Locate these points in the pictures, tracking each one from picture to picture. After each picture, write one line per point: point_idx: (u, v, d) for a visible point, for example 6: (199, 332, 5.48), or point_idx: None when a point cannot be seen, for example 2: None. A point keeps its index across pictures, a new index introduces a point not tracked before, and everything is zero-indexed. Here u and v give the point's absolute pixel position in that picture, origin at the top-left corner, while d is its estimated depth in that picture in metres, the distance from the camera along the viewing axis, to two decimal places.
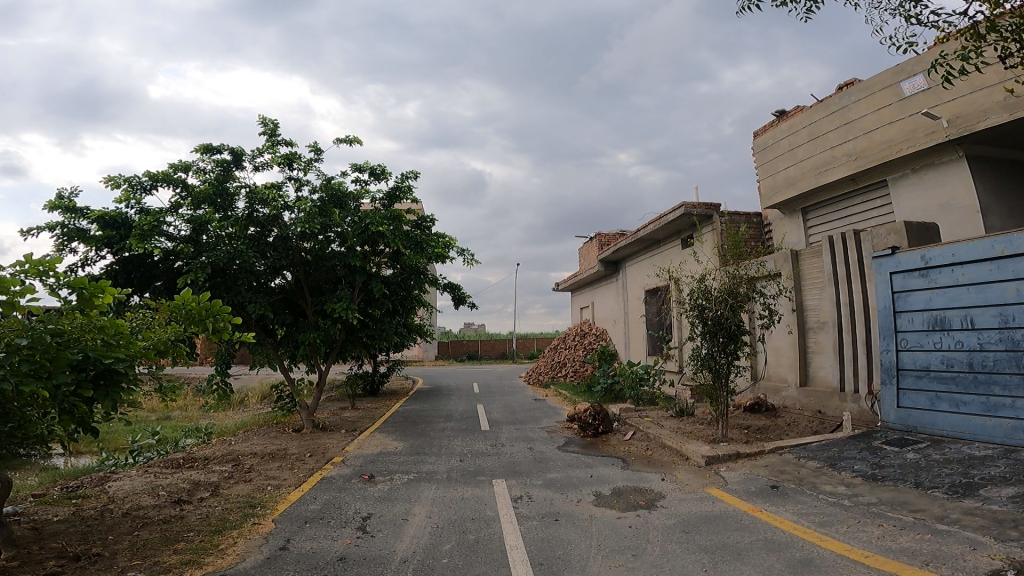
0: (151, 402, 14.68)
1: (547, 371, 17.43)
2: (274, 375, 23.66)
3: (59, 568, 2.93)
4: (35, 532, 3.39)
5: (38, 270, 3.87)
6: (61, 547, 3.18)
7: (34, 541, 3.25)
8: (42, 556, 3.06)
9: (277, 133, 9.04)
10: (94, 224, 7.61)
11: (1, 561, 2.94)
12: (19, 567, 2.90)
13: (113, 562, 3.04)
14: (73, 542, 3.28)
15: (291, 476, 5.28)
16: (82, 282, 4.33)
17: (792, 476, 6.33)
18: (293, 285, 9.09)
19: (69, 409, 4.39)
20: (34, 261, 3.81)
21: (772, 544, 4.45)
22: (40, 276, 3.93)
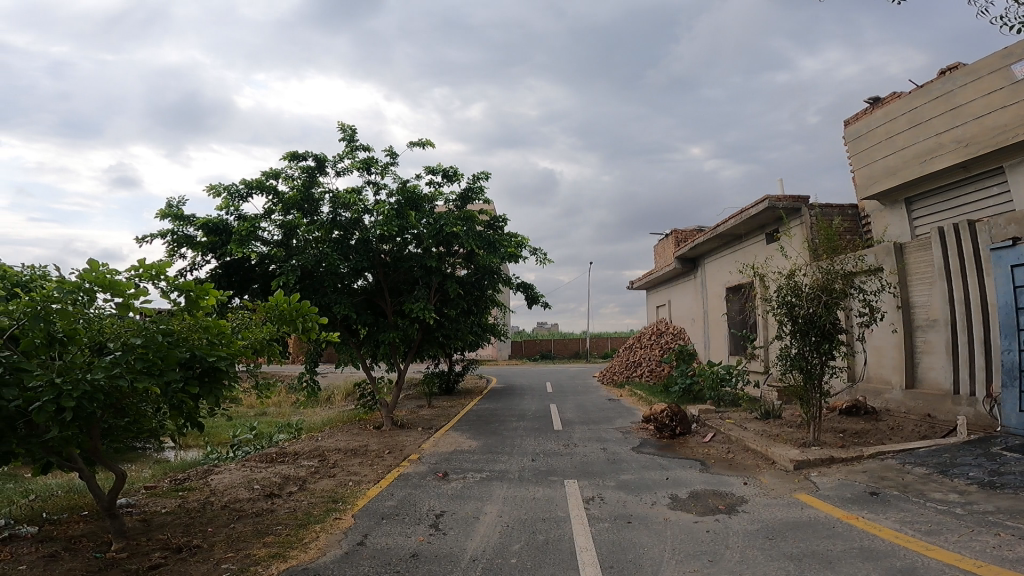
0: (245, 398, 15.81)
1: (622, 370, 17.22)
2: (354, 376, 24.79)
3: (162, 560, 3.28)
4: (145, 523, 3.83)
5: (150, 273, 4.36)
6: (166, 538, 3.58)
7: (142, 532, 3.67)
8: (148, 547, 3.46)
9: (355, 139, 9.48)
10: (200, 231, 8.35)
11: (114, 552, 3.34)
12: (129, 558, 3.30)
13: (210, 554, 3.38)
14: (177, 533, 3.67)
15: (371, 472, 5.59)
16: (189, 285, 4.87)
17: (894, 483, 5.96)
18: (374, 287, 9.54)
19: (178, 404, 4.99)
20: (146, 266, 4.29)
21: (868, 553, 4.25)
22: (153, 279, 4.41)
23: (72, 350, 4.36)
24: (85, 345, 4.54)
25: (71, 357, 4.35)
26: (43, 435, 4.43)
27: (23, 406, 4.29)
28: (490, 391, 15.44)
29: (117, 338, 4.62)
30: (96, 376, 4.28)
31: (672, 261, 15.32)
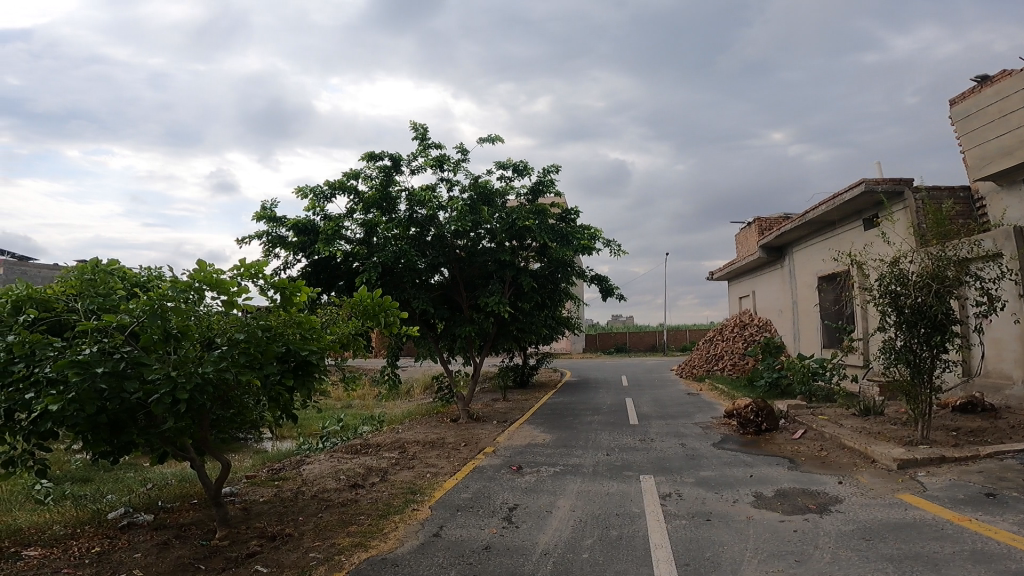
0: (331, 390, 16.69)
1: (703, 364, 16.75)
2: (431, 368, 25.51)
3: (258, 548, 3.61)
4: (245, 511, 4.21)
5: (250, 272, 4.83)
6: (262, 527, 3.93)
7: (243, 521, 4.05)
8: (247, 535, 3.82)
9: (428, 137, 9.71)
10: (291, 231, 8.91)
11: (217, 540, 3.73)
12: (229, 546, 3.67)
13: (300, 543, 3.67)
14: (272, 522, 4.01)
15: (448, 465, 5.81)
16: (284, 283, 5.35)
17: (1014, 484, 5.49)
18: (450, 282, 9.86)
19: (276, 396, 5.48)
20: (248, 265, 4.71)
21: (981, 557, 3.97)
22: (252, 277, 4.89)
23: (186, 345, 4.92)
24: (196, 339, 5.03)
25: (183, 352, 4.84)
26: (160, 426, 5.01)
27: (143, 398, 4.81)
28: (564, 385, 15.45)
29: (224, 334, 5.09)
30: (206, 370, 4.75)
31: (756, 250, 14.66)
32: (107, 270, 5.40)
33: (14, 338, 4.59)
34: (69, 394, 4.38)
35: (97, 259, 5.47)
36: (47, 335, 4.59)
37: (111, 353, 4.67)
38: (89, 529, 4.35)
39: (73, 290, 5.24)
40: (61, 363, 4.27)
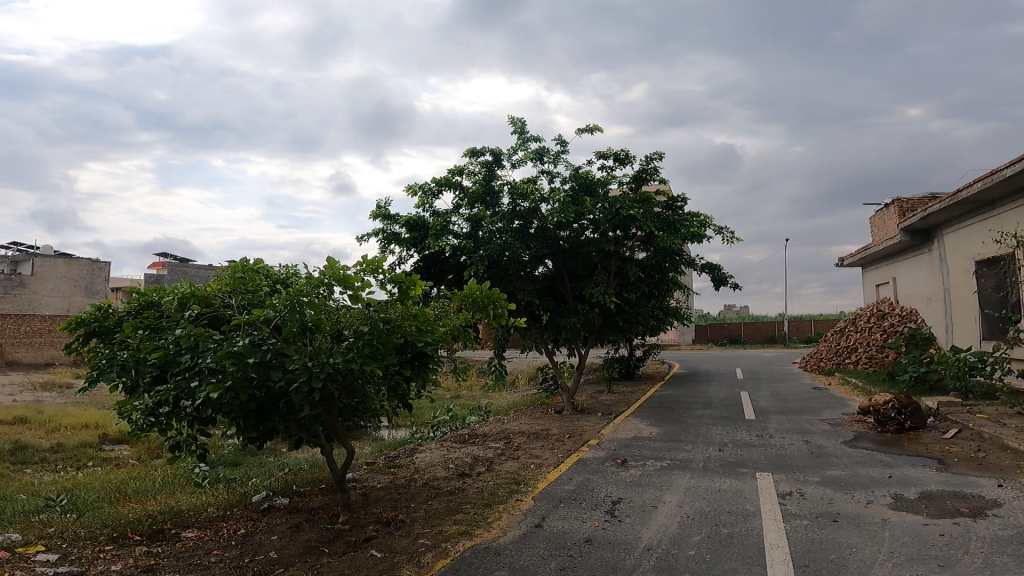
0: (441, 381, 17.39)
1: (834, 357, 15.56)
2: (535, 360, 25.77)
3: (375, 532, 3.93)
4: (364, 497, 4.59)
5: (372, 267, 5.37)
6: (378, 513, 4.27)
7: (362, 506, 4.42)
8: (365, 520, 4.17)
9: (526, 130, 9.80)
10: (404, 228, 9.42)
11: (340, 525, 4.14)
12: (350, 531, 4.05)
13: (412, 529, 3.95)
14: (388, 508, 4.35)
15: (552, 456, 5.93)
16: (401, 277, 5.80)
17: None
18: (554, 273, 9.95)
19: (396, 385, 5.94)
20: (369, 260, 5.22)
21: None
22: (373, 271, 5.42)
23: (319, 337, 5.43)
24: (327, 331, 5.53)
25: (318, 343, 5.39)
26: (297, 414, 5.62)
27: (284, 386, 5.39)
28: (674, 377, 14.99)
29: (350, 325, 5.59)
30: (336, 360, 5.22)
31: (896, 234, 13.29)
32: (253, 268, 6.11)
33: (181, 332, 5.31)
34: (226, 383, 5.01)
35: (245, 256, 6.12)
36: (207, 329, 5.21)
37: (260, 344, 5.21)
38: (236, 512, 5.01)
39: (228, 288, 6.05)
40: (220, 354, 4.88)
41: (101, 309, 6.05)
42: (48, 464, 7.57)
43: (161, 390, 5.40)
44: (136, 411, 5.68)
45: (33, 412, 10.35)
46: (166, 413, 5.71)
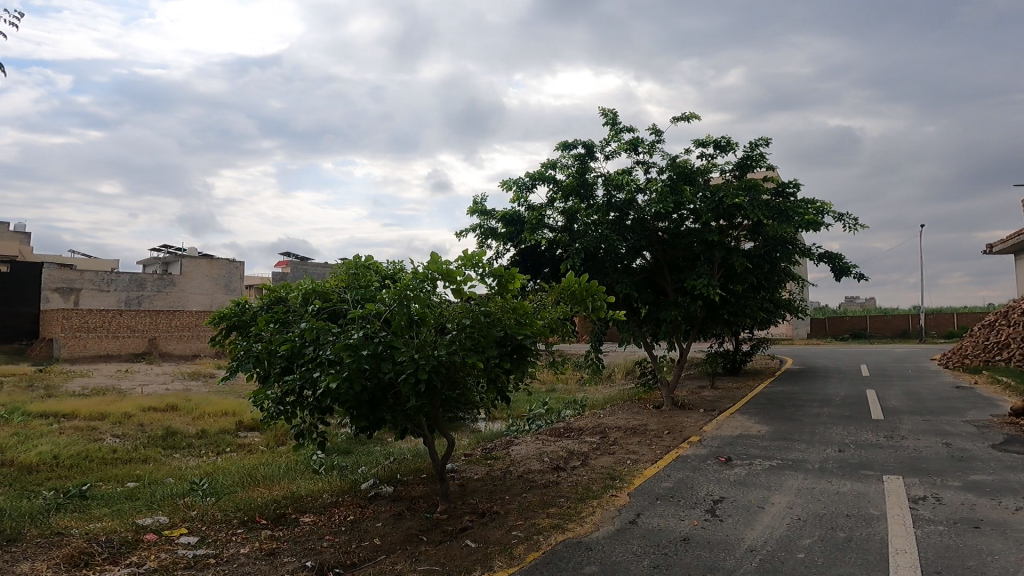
0: (539, 373, 17.38)
1: (980, 353, 13.82)
2: (635, 353, 25.16)
3: (470, 523, 3.97)
4: (461, 488, 4.66)
5: (472, 262, 5.68)
6: (474, 504, 4.30)
7: (459, 497, 4.48)
8: (462, 510, 4.22)
9: (618, 121, 9.54)
10: (501, 223, 9.51)
11: (439, 514, 4.20)
12: (448, 520, 4.10)
13: (505, 521, 3.94)
14: (484, 499, 4.37)
15: (649, 452, 5.71)
16: (500, 271, 5.99)
17: None
18: (653, 265, 9.66)
19: (495, 377, 6.13)
20: (470, 256, 5.43)
21: None
22: (473, 266, 5.69)
23: (424, 330, 5.68)
24: (431, 325, 5.78)
25: (422, 336, 5.62)
26: (404, 404, 5.86)
27: (393, 377, 5.65)
28: (787, 373, 14.02)
29: (453, 319, 5.86)
30: (440, 352, 5.51)
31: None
32: (364, 264, 6.77)
33: (305, 326, 5.80)
34: (343, 373, 5.33)
35: (357, 254, 6.84)
36: (326, 323, 5.64)
37: (372, 336, 5.59)
38: (347, 499, 5.22)
39: (343, 283, 6.57)
40: (338, 346, 5.25)
41: (236, 304, 6.91)
42: (193, 450, 8.39)
43: (288, 379, 5.87)
44: (265, 399, 6.22)
45: (180, 401, 11.52)
46: (291, 402, 6.17)
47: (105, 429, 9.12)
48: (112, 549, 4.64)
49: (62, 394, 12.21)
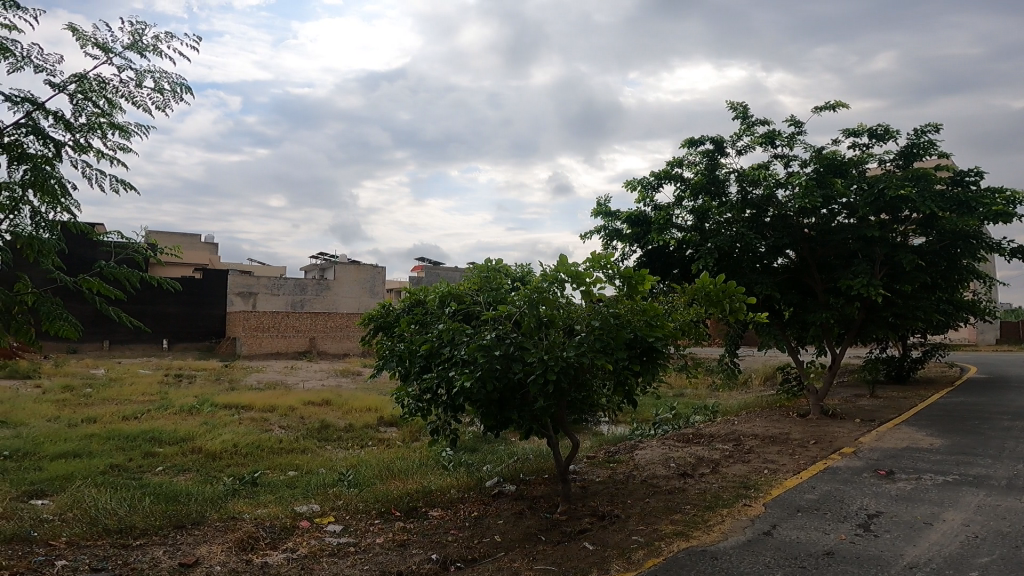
0: (671, 378, 16.67)
1: None
2: (778, 358, 23.30)
3: (589, 525, 3.81)
4: (582, 489, 4.50)
5: (600, 263, 5.71)
6: (594, 506, 4.13)
7: (580, 498, 4.34)
8: (581, 512, 4.07)
9: (749, 114, 8.93)
10: (625, 224, 9.28)
11: (558, 514, 4.09)
12: (567, 521, 3.98)
13: (625, 525, 3.73)
14: (605, 502, 4.19)
15: (791, 462, 5.17)
16: (629, 273, 5.91)
17: None
18: (798, 264, 8.91)
19: (624, 379, 5.98)
20: (597, 256, 5.58)
21: None
22: (601, 268, 5.73)
23: (553, 332, 5.75)
24: (560, 327, 5.88)
25: (551, 337, 5.69)
26: (531, 404, 5.91)
27: (522, 378, 5.74)
28: (967, 382, 12.12)
29: (582, 321, 5.88)
30: (569, 353, 5.52)
31: None
32: (494, 269, 7.20)
33: (442, 327, 6.18)
34: (476, 372, 5.47)
35: (488, 260, 7.47)
36: (461, 324, 5.98)
37: (504, 338, 5.72)
38: (472, 495, 5.29)
39: (475, 287, 7.04)
40: (472, 345, 5.40)
41: (382, 308, 7.88)
42: (342, 442, 9.06)
43: (427, 377, 6.18)
44: (406, 396, 6.70)
45: (333, 396, 12.57)
46: (428, 399, 6.48)
47: (273, 420, 10.19)
48: (275, 535, 5.25)
49: (242, 388, 13.89)
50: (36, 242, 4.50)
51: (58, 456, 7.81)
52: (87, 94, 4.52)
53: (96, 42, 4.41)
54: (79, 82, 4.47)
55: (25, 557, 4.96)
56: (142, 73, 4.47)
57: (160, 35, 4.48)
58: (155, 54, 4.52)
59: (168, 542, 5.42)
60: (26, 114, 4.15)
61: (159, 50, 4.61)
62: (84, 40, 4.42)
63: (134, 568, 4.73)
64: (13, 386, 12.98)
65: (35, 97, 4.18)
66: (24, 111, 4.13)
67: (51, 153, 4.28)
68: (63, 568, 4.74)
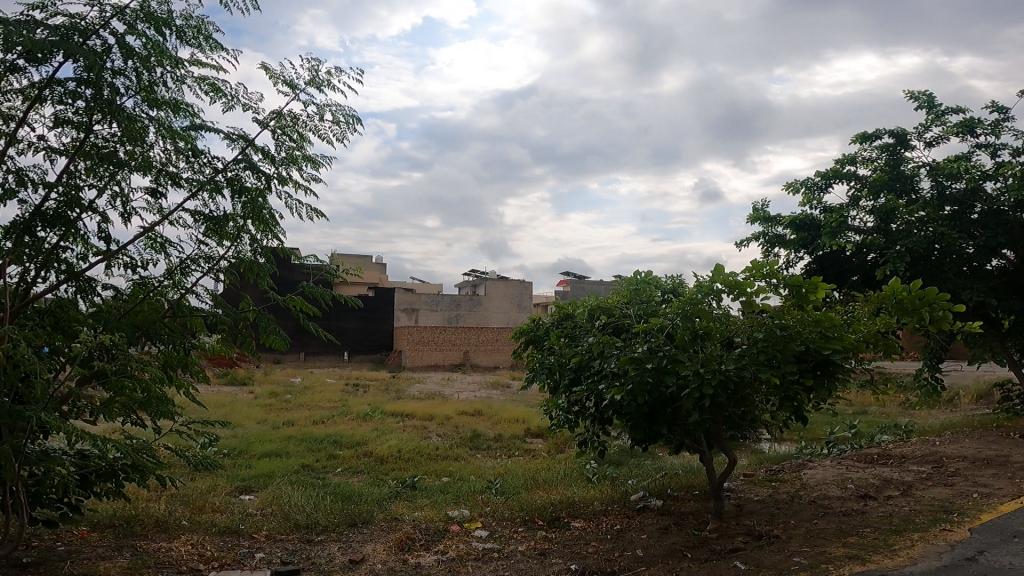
0: (850, 393, 14.78)
1: None
2: (991, 372, 19.68)
3: (742, 544, 3.43)
4: (737, 508, 4.07)
5: (761, 272, 5.20)
6: (750, 525, 3.71)
7: (734, 517, 3.93)
8: (734, 531, 3.66)
9: (938, 102, 7.69)
10: (790, 230, 8.45)
11: (707, 532, 3.74)
12: (717, 539, 3.61)
13: (786, 546, 3.30)
14: (762, 521, 3.75)
15: (1013, 486, 4.20)
16: (799, 280, 5.28)
17: None
18: (1020, 265, 7.43)
19: (793, 395, 5.34)
20: (758, 264, 5.16)
21: None
22: (763, 277, 5.23)
23: (710, 345, 5.34)
24: (718, 339, 5.41)
25: (709, 350, 5.22)
26: (684, 419, 5.49)
27: (676, 392, 5.37)
28: None
29: (742, 333, 5.36)
30: (727, 366, 4.99)
31: None
32: (644, 280, 7.00)
33: (593, 340, 6.00)
34: (627, 385, 5.22)
35: (639, 270, 7.24)
36: (611, 336, 5.76)
37: (656, 351, 5.41)
38: (614, 508, 5.06)
39: (625, 300, 6.87)
40: (622, 358, 5.18)
41: (534, 321, 7.94)
42: (492, 450, 9.27)
43: (577, 390, 6.04)
44: (556, 408, 6.64)
45: (487, 406, 12.98)
46: (576, 411, 6.37)
47: (433, 428, 10.74)
48: (429, 537, 5.42)
49: (408, 397, 14.93)
50: (253, 266, 5.13)
51: (262, 455, 8.96)
52: (282, 128, 5.16)
53: (282, 80, 5.04)
54: (277, 119, 5.09)
55: (234, 548, 5.60)
56: (319, 110, 4.99)
57: (329, 71, 4.96)
58: (328, 91, 5.02)
59: (343, 539, 5.88)
60: (238, 148, 4.84)
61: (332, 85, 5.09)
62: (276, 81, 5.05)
63: (313, 562, 5.17)
64: (232, 392, 15.16)
65: (245, 135, 4.89)
66: (237, 146, 4.82)
67: (260, 183, 4.92)
68: (261, 561, 5.28)
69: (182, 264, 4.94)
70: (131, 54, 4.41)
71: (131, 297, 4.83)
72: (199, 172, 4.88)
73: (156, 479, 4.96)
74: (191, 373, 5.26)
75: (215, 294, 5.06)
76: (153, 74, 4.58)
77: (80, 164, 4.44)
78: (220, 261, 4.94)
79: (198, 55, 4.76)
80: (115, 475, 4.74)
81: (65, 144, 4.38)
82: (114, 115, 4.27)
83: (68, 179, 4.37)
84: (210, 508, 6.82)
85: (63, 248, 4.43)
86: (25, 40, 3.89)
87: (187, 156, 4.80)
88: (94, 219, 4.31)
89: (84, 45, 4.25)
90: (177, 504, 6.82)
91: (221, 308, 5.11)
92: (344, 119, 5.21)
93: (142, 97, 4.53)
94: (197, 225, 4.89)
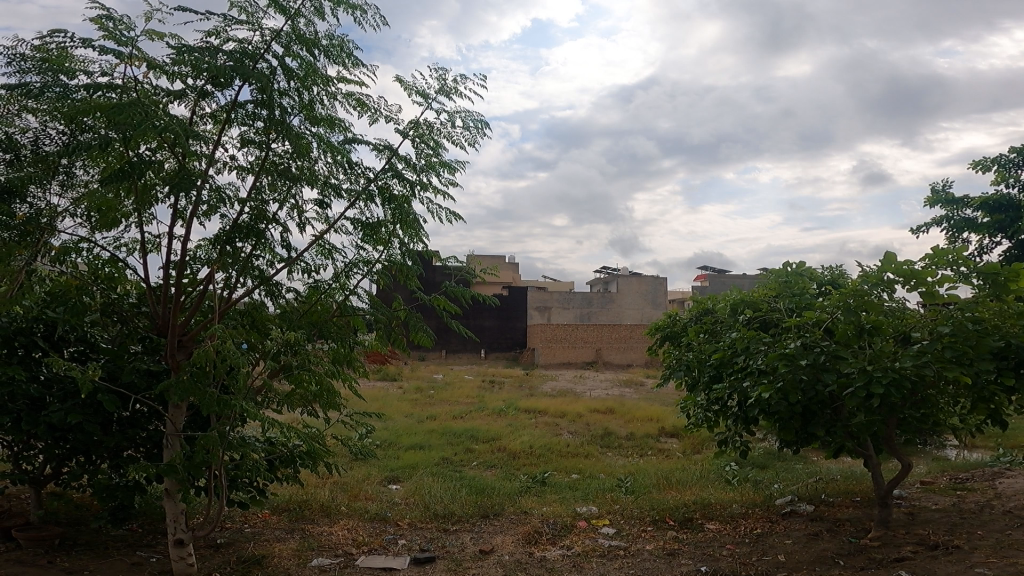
0: None
1: None
2: None
3: (911, 554, 3.63)
4: (911, 517, 4.32)
5: (947, 259, 4.33)
6: (923, 535, 3.91)
7: (907, 524, 4.16)
8: (902, 540, 3.86)
9: None
10: None
11: (867, 540, 3.92)
12: (879, 547, 3.80)
13: (968, 557, 3.48)
14: (937, 532, 3.95)
15: None
16: (997, 267, 4.40)
17: None
18: None
19: (989, 397, 4.41)
20: (942, 251, 4.32)
21: None
22: (950, 265, 4.34)
23: (881, 340, 4.49)
24: (890, 335, 4.56)
25: (878, 345, 4.37)
26: (847, 420, 4.72)
27: (836, 391, 4.64)
28: None
29: (922, 328, 4.47)
30: (904, 363, 4.16)
31: None
32: (796, 272, 6.25)
33: (736, 335, 5.32)
34: (776, 383, 4.54)
35: (787, 262, 6.48)
36: (759, 331, 5.07)
37: (813, 347, 4.67)
38: (757, 510, 4.92)
39: (774, 292, 5.99)
40: (771, 354, 4.52)
41: (669, 317, 7.44)
42: (623, 449, 8.90)
43: (718, 388, 5.44)
44: (694, 407, 6.13)
45: (619, 403, 12.58)
46: (717, 410, 5.82)
47: (565, 425, 10.61)
48: (556, 531, 5.19)
49: (540, 394, 14.92)
50: (404, 269, 4.84)
51: (408, 447, 9.41)
52: (419, 138, 4.54)
53: (417, 90, 4.49)
54: (414, 126, 4.53)
55: (381, 534, 5.74)
56: (450, 118, 4.56)
57: (463, 75, 4.47)
58: (458, 96, 4.54)
59: (475, 530, 5.85)
60: (385, 159, 4.46)
61: (456, 85, 4.52)
62: (406, 88, 4.51)
63: (448, 550, 5.21)
64: (385, 387, 16.16)
65: (391, 144, 4.40)
66: (383, 157, 4.44)
67: (408, 191, 4.54)
68: (404, 547, 5.37)
69: (345, 268, 4.84)
70: (295, 71, 3.98)
71: (307, 298, 4.79)
72: (357, 183, 4.51)
73: (327, 466, 5.03)
74: (352, 369, 5.18)
75: (370, 293, 4.95)
76: (312, 91, 4.13)
77: (262, 180, 4.16)
78: (377, 267, 4.73)
79: (342, 69, 4.26)
80: (295, 460, 5.03)
81: (249, 162, 4.12)
82: (286, 134, 3.94)
83: (255, 196, 4.13)
84: (364, 496, 7.01)
85: (254, 256, 4.28)
86: (204, 64, 3.58)
87: (344, 167, 4.41)
88: (277, 233, 4.18)
89: (251, 65, 3.80)
90: (337, 491, 7.07)
91: (375, 307, 4.98)
92: (478, 123, 4.60)
93: (305, 117, 4.07)
94: (354, 232, 4.62)
